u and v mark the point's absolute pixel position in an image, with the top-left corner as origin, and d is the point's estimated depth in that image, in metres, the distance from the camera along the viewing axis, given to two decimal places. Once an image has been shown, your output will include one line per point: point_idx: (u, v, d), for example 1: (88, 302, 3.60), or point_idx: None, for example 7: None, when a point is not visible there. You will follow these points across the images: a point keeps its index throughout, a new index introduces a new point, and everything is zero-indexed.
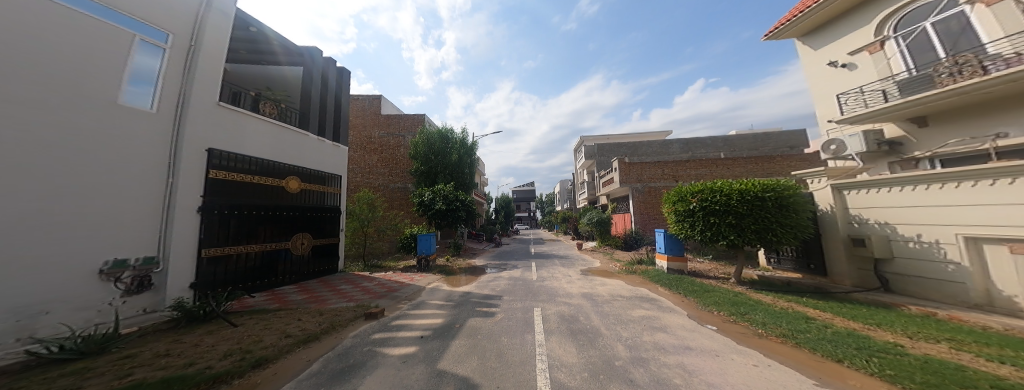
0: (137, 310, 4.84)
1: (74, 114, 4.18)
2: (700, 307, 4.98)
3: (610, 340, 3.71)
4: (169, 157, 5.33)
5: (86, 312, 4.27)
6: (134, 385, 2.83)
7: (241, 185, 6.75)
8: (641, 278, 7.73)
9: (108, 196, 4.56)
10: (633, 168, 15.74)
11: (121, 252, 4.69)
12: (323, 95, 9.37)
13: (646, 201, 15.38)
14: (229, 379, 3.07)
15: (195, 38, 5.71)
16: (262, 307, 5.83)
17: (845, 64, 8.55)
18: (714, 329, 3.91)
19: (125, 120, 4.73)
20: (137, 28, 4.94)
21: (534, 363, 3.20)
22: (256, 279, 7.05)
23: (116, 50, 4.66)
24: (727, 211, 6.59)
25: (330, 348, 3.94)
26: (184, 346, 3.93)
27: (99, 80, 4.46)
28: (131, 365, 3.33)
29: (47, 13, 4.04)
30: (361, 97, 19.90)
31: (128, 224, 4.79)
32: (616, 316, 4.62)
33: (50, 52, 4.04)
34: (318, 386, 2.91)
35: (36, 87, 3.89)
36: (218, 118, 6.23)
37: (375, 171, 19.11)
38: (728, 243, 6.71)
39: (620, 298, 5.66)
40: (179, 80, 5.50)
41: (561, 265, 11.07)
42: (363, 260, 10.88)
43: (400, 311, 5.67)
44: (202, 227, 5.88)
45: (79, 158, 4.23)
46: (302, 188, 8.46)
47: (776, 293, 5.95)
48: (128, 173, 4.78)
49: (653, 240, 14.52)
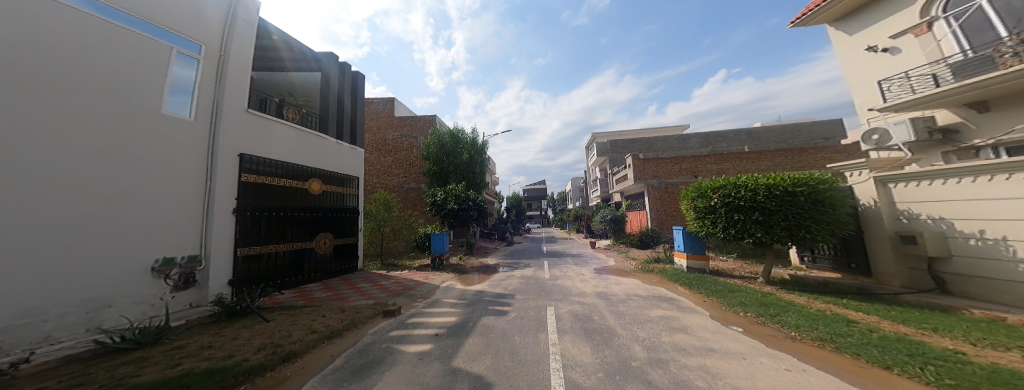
0: (184, 304, 5.11)
1: (120, 125, 4.39)
2: (724, 308, 4.82)
3: (627, 340, 3.63)
4: (207, 163, 5.57)
5: (142, 306, 4.55)
6: (179, 375, 2.95)
7: (270, 187, 7.01)
8: (660, 277, 7.56)
9: (155, 199, 4.78)
10: (648, 165, 15.41)
11: (170, 250, 4.95)
12: (339, 99, 9.60)
13: (662, 198, 15.01)
14: (262, 372, 3.19)
15: (225, 48, 5.93)
16: (291, 303, 6.04)
17: (886, 48, 8.15)
18: (741, 331, 3.76)
19: (168, 129, 4.96)
20: (174, 41, 5.17)
21: (548, 362, 3.18)
22: (286, 277, 7.34)
23: (159, 63, 4.90)
24: (753, 207, 6.34)
25: (351, 344, 4.03)
26: (224, 339, 4.10)
27: (145, 91, 4.69)
28: (180, 356, 3.50)
29: (92, 29, 4.24)
30: (376, 99, 20.32)
31: (174, 227, 5.03)
32: (632, 315, 4.50)
33: (103, 65, 4.29)
34: (341, 381, 2.97)
35: (91, 97, 4.12)
36: (248, 125, 6.46)
37: (389, 172, 19.54)
38: (755, 241, 6.44)
39: (636, 297, 5.54)
40: (212, 89, 5.72)
41: (574, 264, 10.98)
42: (381, 259, 11.11)
43: (416, 309, 5.74)
44: (238, 228, 6.16)
45: (130, 164, 4.47)
46: (323, 190, 8.67)
47: (812, 294, 5.68)
48: (172, 178, 5.02)
49: (669, 238, 14.20)
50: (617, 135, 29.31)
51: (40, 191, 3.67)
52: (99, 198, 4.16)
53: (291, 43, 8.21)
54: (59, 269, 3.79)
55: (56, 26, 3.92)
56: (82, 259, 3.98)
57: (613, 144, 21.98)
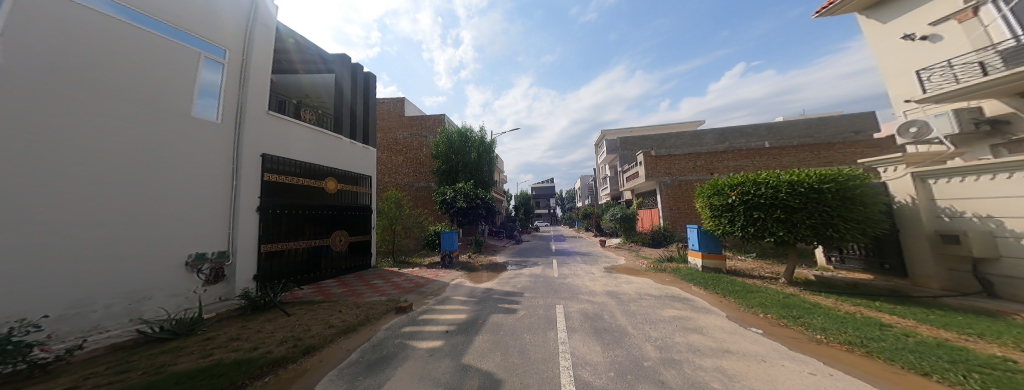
0: (215, 298, 5.32)
1: (151, 127, 4.52)
2: (741, 309, 4.72)
3: (638, 340, 3.58)
4: (231, 163, 5.72)
5: (177, 298, 4.75)
6: (211, 365, 3.06)
7: (290, 186, 7.18)
8: (674, 276, 7.42)
9: (187, 199, 4.95)
10: (660, 162, 15.18)
11: (201, 246, 5.14)
12: (353, 100, 9.77)
13: (675, 196, 14.73)
14: (284, 364, 3.28)
15: (247, 52, 6.07)
16: (310, 299, 6.17)
17: (925, 36, 7.81)
18: (760, 333, 3.67)
19: (197, 131, 5.13)
20: (200, 46, 5.31)
21: (557, 361, 3.17)
22: (305, 273, 7.52)
23: (187, 68, 5.05)
24: (774, 205, 6.17)
25: (366, 339, 4.10)
26: (250, 331, 4.23)
27: (176, 95, 4.85)
28: (212, 346, 3.65)
29: (128, 37, 4.39)
30: (386, 100, 20.58)
31: (204, 225, 5.20)
32: (644, 315, 4.41)
33: (138, 71, 4.45)
34: (356, 374, 3.02)
35: (127, 101, 4.29)
36: (268, 126, 6.61)
37: (400, 171, 19.80)
38: (775, 240, 6.25)
39: (648, 297, 5.44)
40: (235, 92, 5.88)
41: (584, 263, 10.89)
42: (393, 257, 11.28)
43: (427, 306, 5.81)
44: (262, 224, 6.35)
45: (163, 166, 4.64)
46: (338, 189, 8.83)
47: (839, 295, 5.48)
48: (202, 179, 5.18)
49: (681, 237, 13.95)
50: (628, 132, 28.97)
51: (80, 192, 3.83)
52: (134, 198, 4.30)
53: (303, 44, 8.37)
54: (103, 265, 3.99)
55: (91, 33, 4.05)
56: (122, 256, 4.17)
57: (624, 141, 21.66)
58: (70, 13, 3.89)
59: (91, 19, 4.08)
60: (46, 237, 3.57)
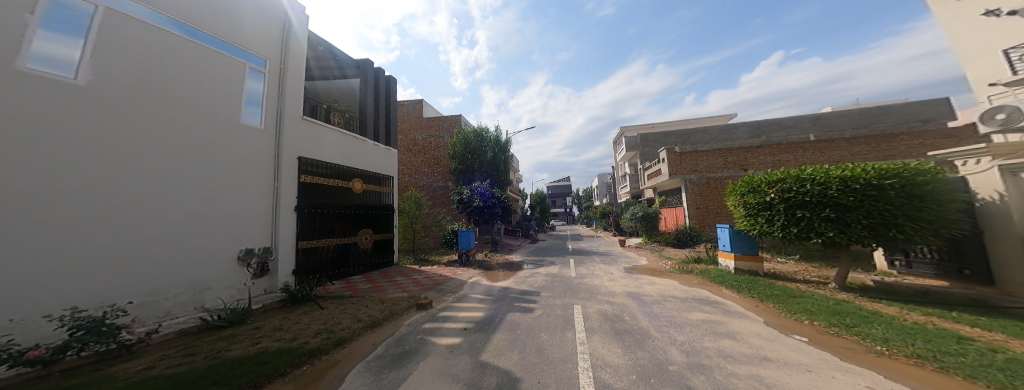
0: (261, 290, 5.80)
1: (207, 134, 4.94)
2: (781, 315, 4.47)
3: (662, 343, 3.45)
4: (272, 166, 6.15)
5: (231, 290, 5.21)
6: (259, 353, 3.35)
7: (322, 187, 7.51)
8: (703, 278, 7.11)
9: (237, 199, 5.41)
10: (686, 159, 14.59)
11: (248, 242, 5.59)
12: (376, 103, 10.06)
13: (702, 193, 14.17)
14: (319, 355, 3.47)
15: (284, 61, 6.47)
16: (341, 293, 6.44)
17: (1012, 10, 6.91)
18: (805, 341, 3.45)
19: (244, 137, 5.58)
20: (245, 57, 5.72)
21: (576, 361, 3.11)
22: (334, 269, 7.82)
23: (235, 79, 5.49)
24: (823, 203, 5.74)
25: (390, 334, 4.21)
26: (289, 322, 4.51)
27: (227, 105, 5.30)
28: (259, 335, 3.97)
29: (190, 53, 4.81)
30: (406, 102, 21.06)
31: (251, 223, 5.67)
32: (669, 318, 4.25)
33: (198, 84, 4.88)
34: (381, 368, 3.10)
35: (190, 112, 4.73)
36: (304, 130, 7.03)
37: (419, 171, 20.21)
38: (825, 241, 5.80)
39: (672, 299, 5.24)
40: (274, 99, 6.29)
41: (602, 262, 10.69)
42: (413, 254, 11.54)
43: (446, 303, 5.90)
44: (299, 223, 6.76)
45: (217, 170, 5.09)
46: (364, 189, 9.12)
47: (905, 304, 5.01)
48: (248, 180, 5.64)
49: (704, 236, 13.42)
50: (649, 128, 28.11)
51: (153, 195, 4.24)
52: (194, 200, 4.73)
53: (331, 51, 8.73)
54: (168, 260, 4.41)
55: (161, 50, 4.45)
56: (183, 252, 4.59)
57: (645, 138, 21.06)
58: (143, 33, 4.30)
59: (160, 37, 4.47)
60: (128, 236, 3.99)
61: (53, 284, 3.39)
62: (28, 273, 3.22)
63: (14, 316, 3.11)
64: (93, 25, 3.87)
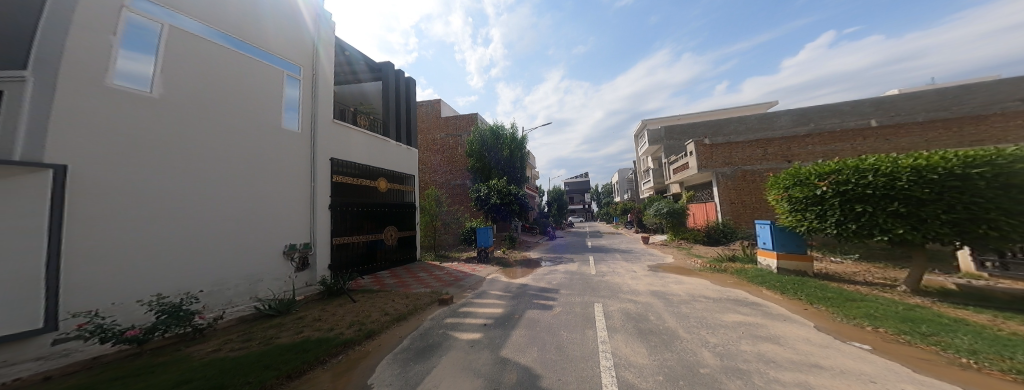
0: (303, 283, 6.23)
1: (252, 140, 5.36)
2: (836, 319, 4.05)
3: (692, 345, 3.29)
4: (309, 167, 6.55)
5: (280, 282, 5.70)
6: (302, 341, 3.61)
7: (350, 186, 7.80)
8: (739, 278, 6.73)
9: (280, 198, 5.83)
10: (718, 150, 13.88)
11: (291, 238, 6.01)
12: (397, 104, 10.31)
13: (738, 187, 13.50)
14: (353, 345, 3.64)
15: (315, 67, 6.84)
16: (370, 288, 6.68)
17: None
18: (870, 349, 3.05)
19: (284, 140, 6.00)
20: (283, 65, 6.09)
21: (598, 360, 3.04)
22: (364, 264, 8.14)
23: (276, 86, 5.89)
24: (890, 197, 5.14)
25: (415, 327, 4.29)
26: (327, 314, 4.78)
27: (269, 111, 5.71)
28: (301, 325, 4.28)
29: (238, 64, 5.23)
30: (424, 102, 21.45)
31: (292, 220, 6.09)
32: (700, 318, 4.05)
33: (245, 92, 5.31)
34: (407, 360, 3.17)
35: (239, 118, 5.16)
36: (335, 133, 7.39)
37: (438, 170, 20.55)
38: (894, 239, 5.20)
39: (703, 299, 4.99)
40: (308, 105, 6.67)
41: (623, 260, 10.43)
42: (434, 251, 11.79)
43: (467, 299, 5.97)
44: (333, 220, 7.15)
45: (262, 171, 5.52)
46: (388, 188, 9.37)
47: (999, 310, 4.34)
48: (289, 181, 6.05)
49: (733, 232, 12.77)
50: (672, 120, 27.06)
51: (211, 197, 4.67)
52: (245, 200, 5.17)
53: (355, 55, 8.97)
54: (226, 256, 4.84)
55: (213, 64, 4.86)
56: (238, 248, 5.03)
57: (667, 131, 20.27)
58: (200, 49, 4.71)
59: (213, 51, 4.89)
60: (193, 234, 4.42)
61: (136, 276, 3.81)
62: (118, 266, 3.67)
63: (111, 301, 3.58)
64: (161, 43, 4.28)
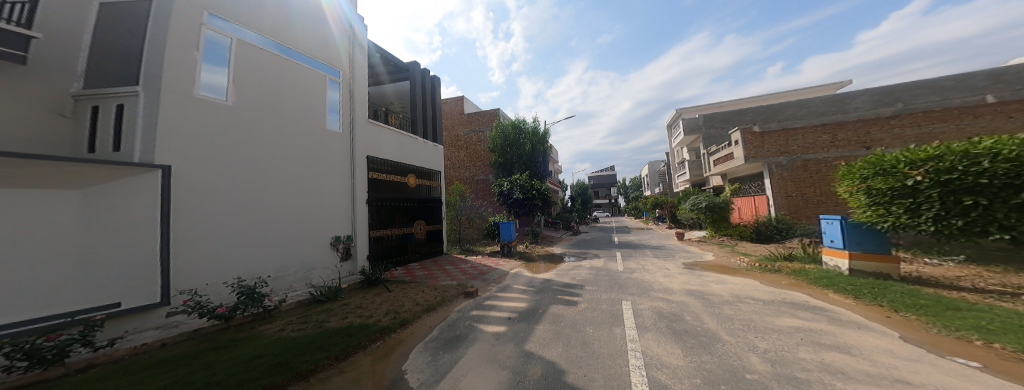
0: (347, 273, 6.67)
1: (301, 140, 5.97)
2: (929, 331, 3.30)
3: (734, 349, 3.06)
4: (351, 165, 7.06)
5: (327, 270, 6.23)
6: (345, 326, 3.84)
7: (382, 182, 8.11)
8: (795, 279, 6.03)
9: (324, 194, 6.33)
10: (769, 138, 12.54)
11: (335, 231, 6.51)
12: (423, 103, 10.56)
13: (796, 178, 12.19)
14: (390, 332, 3.81)
15: (352, 71, 7.24)
16: (403, 279, 6.92)
17: None
18: (977, 366, 2.48)
19: (327, 140, 6.50)
20: (324, 70, 6.57)
21: (626, 358, 2.91)
22: (396, 256, 8.46)
23: (318, 90, 6.39)
24: (1008, 188, 4.46)
25: (443, 318, 4.40)
26: (366, 301, 5.05)
27: (313, 113, 6.23)
28: (346, 311, 4.57)
29: (287, 71, 5.78)
30: (448, 100, 21.77)
31: (336, 214, 6.59)
32: (746, 322, 3.75)
33: (293, 96, 5.86)
34: (437, 349, 3.25)
35: (288, 120, 5.72)
36: (371, 132, 7.79)
37: (462, 166, 20.85)
38: (1010, 237, 4.55)
39: (750, 301, 4.62)
40: (348, 106, 7.15)
41: (652, 257, 10.00)
42: (459, 245, 12.04)
43: (491, 293, 6.02)
44: (370, 214, 7.54)
45: (309, 169, 6.05)
46: (417, 184, 9.66)
47: None
48: (332, 178, 6.54)
49: (778, 229, 11.76)
50: (707, 110, 25.34)
51: (271, 191, 5.29)
52: (298, 195, 5.77)
53: (387, 58, 9.52)
54: (285, 244, 5.45)
55: (270, 72, 5.49)
56: (294, 238, 5.64)
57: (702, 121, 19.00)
58: (260, 59, 5.35)
59: (270, 60, 5.52)
60: (259, 224, 5.04)
61: (220, 259, 4.48)
62: (207, 250, 4.33)
63: (207, 281, 4.30)
64: (231, 56, 4.94)
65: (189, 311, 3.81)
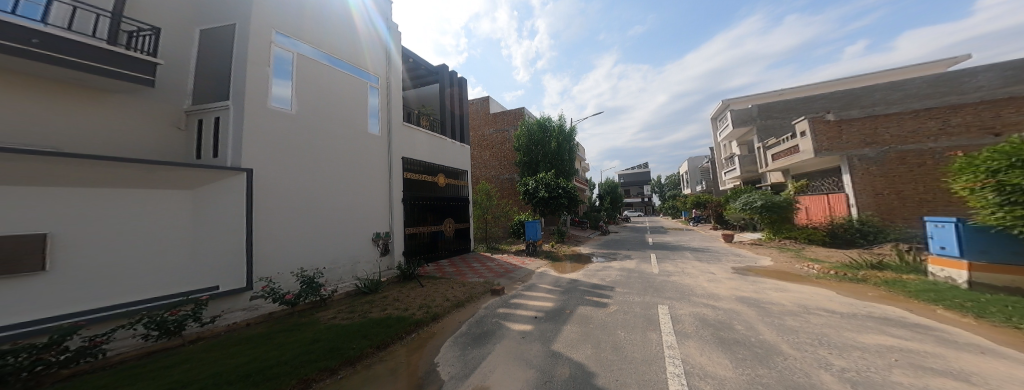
0: (385, 267, 7.00)
1: (347, 144, 6.37)
2: None
3: (798, 364, 2.73)
4: (388, 166, 7.39)
5: (370, 264, 6.60)
6: (383, 318, 4.01)
7: (415, 181, 8.41)
8: (888, 291, 5.20)
9: (366, 193, 6.69)
10: (848, 126, 10.92)
11: (376, 228, 6.87)
12: (452, 105, 10.78)
13: (890, 172, 10.32)
14: (423, 326, 3.91)
15: (389, 76, 7.58)
16: (434, 275, 7.11)
17: None
18: None
19: (368, 142, 6.87)
20: (365, 77, 6.95)
21: (663, 365, 2.72)
22: (427, 252, 8.73)
23: (361, 95, 6.78)
24: None
25: (471, 314, 4.43)
26: (401, 295, 5.24)
27: (356, 117, 6.62)
28: (384, 303, 4.78)
29: (334, 79, 6.21)
30: (475, 100, 22.06)
31: (377, 213, 6.93)
32: (816, 336, 3.33)
33: (340, 103, 6.27)
34: (466, 344, 3.28)
35: (336, 125, 6.14)
36: (406, 134, 8.09)
37: (488, 165, 21.03)
38: None
39: (822, 314, 4.10)
40: (386, 111, 7.47)
41: (689, 260, 9.34)
42: (486, 242, 12.16)
43: (517, 291, 5.99)
44: (405, 212, 7.84)
45: (353, 170, 6.42)
46: (446, 183, 9.88)
47: None
48: (372, 178, 6.89)
49: (844, 231, 10.37)
50: (753, 101, 23.22)
51: (322, 191, 5.72)
52: (344, 195, 6.15)
53: (418, 62, 9.87)
54: (338, 240, 5.93)
55: (322, 81, 5.97)
56: (344, 234, 6.09)
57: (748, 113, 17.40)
58: (315, 70, 5.87)
59: (322, 70, 6.00)
60: (314, 221, 5.51)
61: (287, 251, 5.05)
62: (277, 243, 4.90)
63: (278, 270, 4.87)
64: (293, 69, 5.50)
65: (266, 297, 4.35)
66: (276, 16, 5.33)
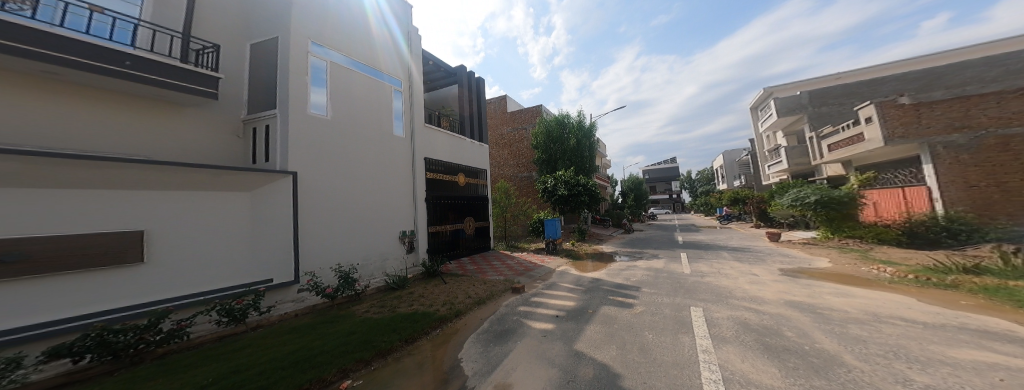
0: (410, 264, 7.21)
1: (375, 146, 6.62)
2: None
3: (866, 378, 2.43)
4: (412, 166, 7.60)
5: (397, 261, 6.82)
6: (409, 313, 4.12)
7: (436, 181, 8.60)
8: (987, 300, 4.52)
9: (393, 193, 6.92)
10: (929, 107, 9.69)
11: (402, 226, 7.09)
12: (470, 105, 10.89)
13: (988, 160, 9.02)
14: (447, 321, 3.98)
15: (410, 79, 7.79)
16: (456, 272, 7.21)
17: None
18: None
19: (394, 144, 7.10)
20: (389, 81, 7.18)
21: (698, 370, 2.54)
22: (449, 250, 8.89)
23: (386, 99, 7.03)
24: None
25: (492, 312, 4.44)
26: (426, 291, 5.39)
27: (382, 120, 6.85)
28: (410, 299, 4.93)
29: (362, 84, 6.47)
30: (493, 99, 22.14)
31: (402, 212, 7.16)
32: (893, 349, 2.94)
33: (367, 106, 6.53)
34: (489, 341, 3.28)
35: (365, 128, 6.40)
36: (427, 134, 8.29)
37: (507, 164, 21.04)
38: None
39: (893, 324, 3.62)
40: (409, 113, 7.70)
41: (721, 260, 8.75)
42: (506, 241, 12.17)
43: (538, 289, 5.92)
44: (427, 211, 8.04)
45: (381, 170, 6.67)
46: (466, 182, 10.02)
47: None
48: (398, 178, 7.12)
49: (911, 228, 9.18)
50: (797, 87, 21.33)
51: (353, 191, 5.99)
52: (373, 194, 6.41)
53: (438, 64, 10.07)
54: (369, 238, 6.20)
55: (352, 86, 6.24)
56: (374, 232, 6.33)
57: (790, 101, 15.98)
58: (346, 77, 6.15)
59: (351, 77, 6.27)
60: (347, 220, 5.77)
61: (327, 248, 5.35)
62: (317, 241, 5.20)
63: (319, 265, 5.19)
64: (328, 77, 5.81)
65: (310, 290, 4.68)
66: (309, 27, 5.63)
